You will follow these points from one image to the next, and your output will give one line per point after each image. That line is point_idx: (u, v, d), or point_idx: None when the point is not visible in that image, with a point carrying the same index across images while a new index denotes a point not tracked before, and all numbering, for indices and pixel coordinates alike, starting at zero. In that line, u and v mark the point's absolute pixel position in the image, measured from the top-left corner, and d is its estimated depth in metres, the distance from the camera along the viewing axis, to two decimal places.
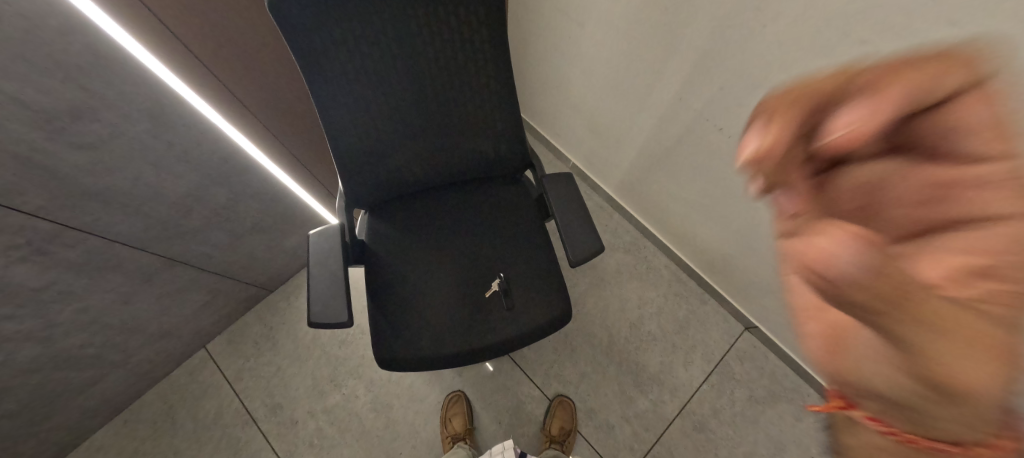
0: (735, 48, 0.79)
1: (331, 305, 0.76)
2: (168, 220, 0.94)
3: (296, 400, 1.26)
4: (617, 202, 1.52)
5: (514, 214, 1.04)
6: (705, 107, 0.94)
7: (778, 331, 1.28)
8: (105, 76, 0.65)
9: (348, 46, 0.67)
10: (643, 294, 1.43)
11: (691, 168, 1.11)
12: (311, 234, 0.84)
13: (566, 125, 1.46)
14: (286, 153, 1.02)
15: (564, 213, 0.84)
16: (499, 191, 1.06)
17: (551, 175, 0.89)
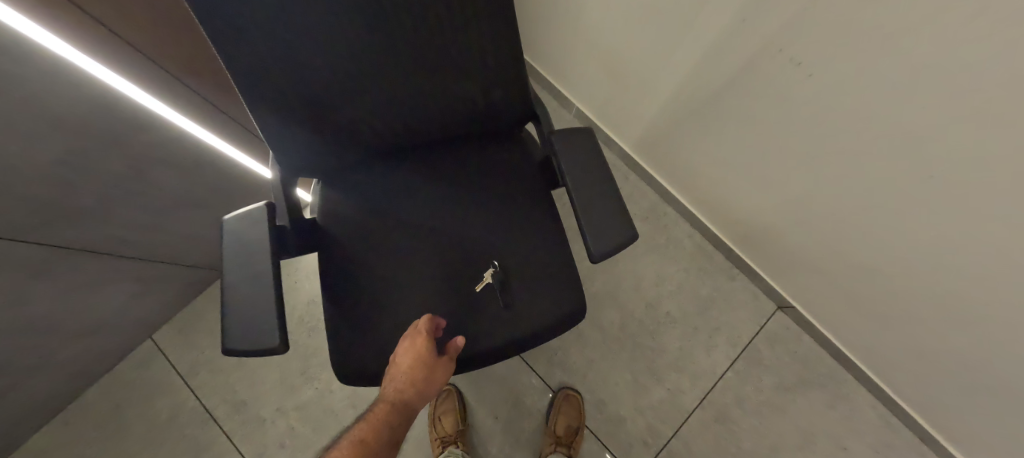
0: None
1: (256, 325, 0.53)
2: (51, 201, 0.65)
3: (262, 397, 1.10)
4: (634, 160, 1.27)
5: (512, 182, 0.80)
6: (781, 31, 0.65)
7: (818, 313, 1.10)
8: None
9: None
10: (661, 269, 1.23)
11: (743, 118, 0.85)
12: (226, 217, 0.59)
13: (575, 62, 1.15)
14: (195, 102, 0.73)
15: (583, 187, 0.60)
16: (492, 152, 0.81)
17: (563, 132, 0.63)
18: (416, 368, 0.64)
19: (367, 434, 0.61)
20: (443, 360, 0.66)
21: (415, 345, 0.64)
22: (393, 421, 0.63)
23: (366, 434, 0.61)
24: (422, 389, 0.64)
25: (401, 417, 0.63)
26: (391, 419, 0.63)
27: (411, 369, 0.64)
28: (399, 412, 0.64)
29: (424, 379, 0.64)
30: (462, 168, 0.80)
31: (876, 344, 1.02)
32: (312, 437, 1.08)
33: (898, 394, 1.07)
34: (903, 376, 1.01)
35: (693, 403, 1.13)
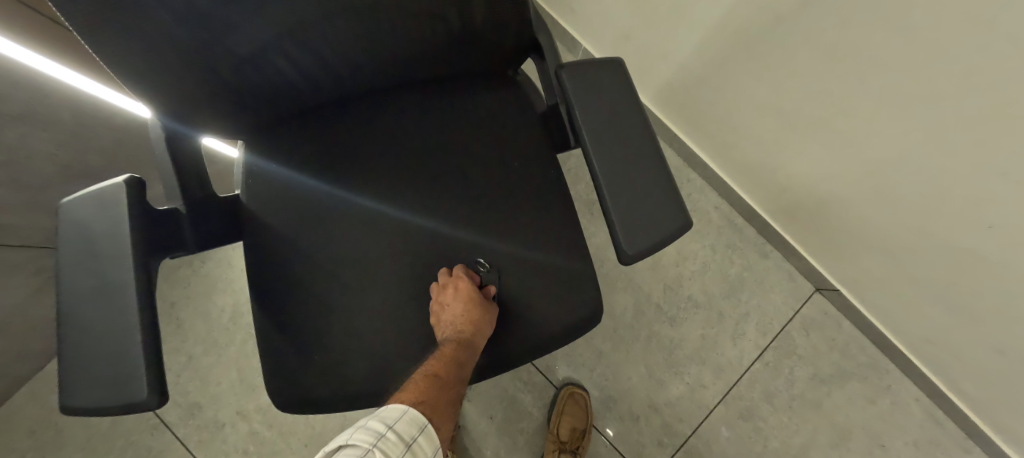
0: None
1: (111, 367, 0.34)
2: None
3: (220, 399, 0.95)
4: (655, 116, 1.05)
5: (504, 144, 0.59)
6: None
7: (869, 298, 0.94)
8: None
9: None
10: (684, 247, 1.04)
11: (818, 52, 0.62)
12: (63, 201, 0.38)
13: None
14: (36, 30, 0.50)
15: (610, 148, 0.40)
16: (476, 101, 0.59)
17: (580, 63, 0.42)
18: (472, 303, 0.52)
19: (432, 380, 0.49)
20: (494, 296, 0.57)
21: (456, 286, 0.54)
22: (457, 363, 0.52)
23: (431, 381, 0.49)
24: (484, 330, 0.54)
25: (466, 358, 0.52)
26: (455, 361, 0.51)
27: (466, 310, 0.52)
28: (463, 356, 0.52)
29: (484, 314, 0.54)
30: (437, 122, 0.59)
31: (940, 336, 0.86)
32: (281, 442, 0.94)
33: (952, 389, 0.93)
34: (967, 373, 0.86)
35: (715, 398, 0.99)
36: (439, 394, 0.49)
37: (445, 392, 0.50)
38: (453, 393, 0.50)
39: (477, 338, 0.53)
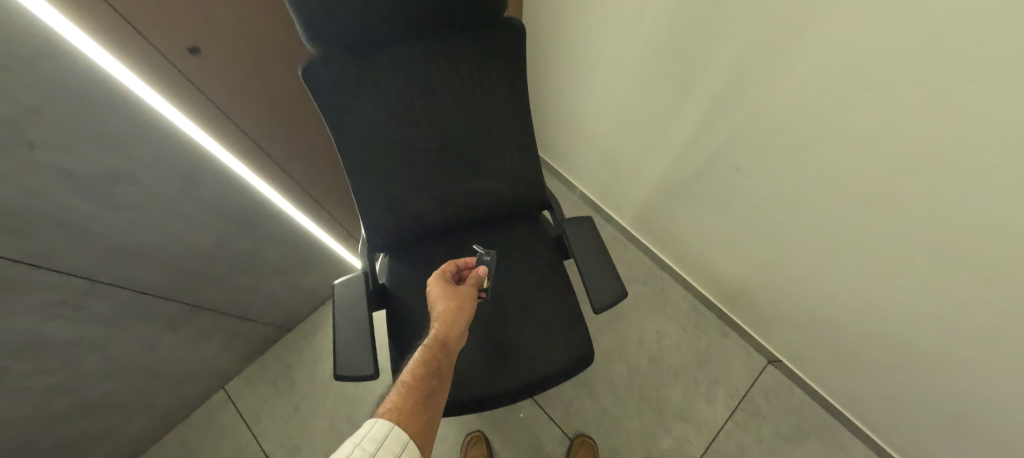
0: (752, 94, 0.81)
1: (357, 357, 0.76)
2: (197, 270, 0.96)
3: (314, 443, 1.25)
4: (631, 234, 1.53)
5: (534, 254, 1.05)
6: (721, 147, 0.96)
7: (805, 367, 1.24)
8: (146, 143, 0.70)
9: (368, 98, 0.73)
10: (662, 327, 1.41)
11: (709, 204, 1.12)
12: (336, 283, 0.85)
13: (580, 159, 1.50)
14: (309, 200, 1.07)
15: (587, 259, 0.86)
16: (518, 231, 1.08)
17: (571, 221, 0.92)
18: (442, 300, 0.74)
19: (404, 383, 0.66)
20: (461, 290, 0.76)
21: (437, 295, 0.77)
22: (428, 358, 0.69)
23: (402, 384, 0.65)
24: (448, 323, 0.72)
25: (437, 354, 0.69)
26: (426, 358, 0.69)
27: (440, 308, 0.74)
28: (433, 352, 0.69)
29: (450, 311, 0.73)
30: (496, 242, 1.06)
31: (856, 394, 1.15)
32: None
33: (886, 443, 1.18)
34: (885, 423, 1.13)
35: (698, 451, 1.24)
36: (404, 392, 0.64)
37: (413, 389, 0.65)
38: (421, 388, 0.65)
39: (440, 333, 0.71)
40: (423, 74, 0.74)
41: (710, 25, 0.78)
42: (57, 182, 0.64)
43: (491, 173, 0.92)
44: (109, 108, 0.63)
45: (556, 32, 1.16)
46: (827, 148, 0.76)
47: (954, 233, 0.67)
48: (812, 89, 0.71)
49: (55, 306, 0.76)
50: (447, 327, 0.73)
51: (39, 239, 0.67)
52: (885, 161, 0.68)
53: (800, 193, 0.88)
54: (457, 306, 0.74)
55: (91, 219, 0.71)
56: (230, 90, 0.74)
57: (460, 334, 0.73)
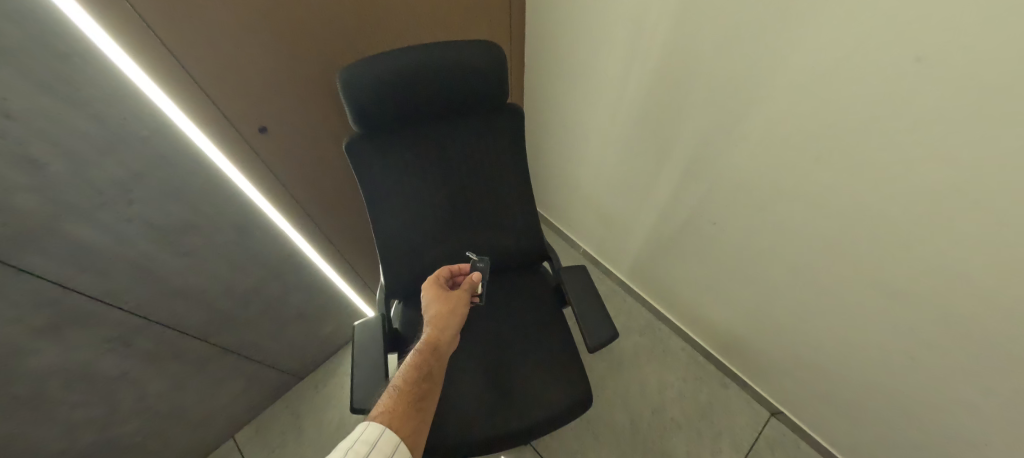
0: (716, 159, 0.97)
1: (371, 392, 0.84)
2: (231, 313, 1.07)
3: None
4: (628, 286, 1.63)
5: (535, 301, 1.14)
6: (697, 204, 1.10)
7: (807, 419, 1.24)
8: (213, 200, 0.87)
9: (395, 163, 0.89)
10: (662, 378, 1.44)
11: (694, 256, 1.23)
12: (356, 325, 0.96)
13: (578, 217, 1.65)
14: (335, 252, 1.19)
15: (581, 303, 0.97)
16: (520, 280, 1.18)
17: (567, 269, 1.04)
18: (434, 304, 0.85)
19: (396, 388, 0.72)
20: (452, 297, 0.87)
21: (427, 299, 0.87)
22: (420, 360, 0.77)
23: (394, 388, 0.72)
24: (440, 326, 0.82)
25: (429, 355, 0.78)
26: (420, 359, 0.77)
27: (433, 313, 0.85)
28: (427, 352, 0.78)
29: (443, 313, 0.84)
30: (500, 290, 1.17)
31: (860, 446, 1.14)
32: None
33: None
34: None
35: None
36: (397, 395, 0.71)
37: (407, 390, 0.72)
38: (414, 388, 0.72)
39: (432, 337, 0.80)
40: (441, 146, 0.91)
41: (675, 107, 0.98)
42: (140, 231, 0.80)
43: (496, 228, 1.04)
44: (190, 172, 0.80)
45: (552, 111, 1.39)
46: (783, 202, 0.90)
47: (902, 273, 0.77)
48: (763, 153, 0.86)
49: (110, 341, 0.86)
50: (438, 331, 0.82)
51: (115, 279, 0.81)
52: (832, 212, 0.81)
53: (767, 243, 0.99)
54: (448, 310, 0.85)
55: (160, 264, 0.86)
56: (285, 159, 0.91)
57: (450, 337, 0.82)
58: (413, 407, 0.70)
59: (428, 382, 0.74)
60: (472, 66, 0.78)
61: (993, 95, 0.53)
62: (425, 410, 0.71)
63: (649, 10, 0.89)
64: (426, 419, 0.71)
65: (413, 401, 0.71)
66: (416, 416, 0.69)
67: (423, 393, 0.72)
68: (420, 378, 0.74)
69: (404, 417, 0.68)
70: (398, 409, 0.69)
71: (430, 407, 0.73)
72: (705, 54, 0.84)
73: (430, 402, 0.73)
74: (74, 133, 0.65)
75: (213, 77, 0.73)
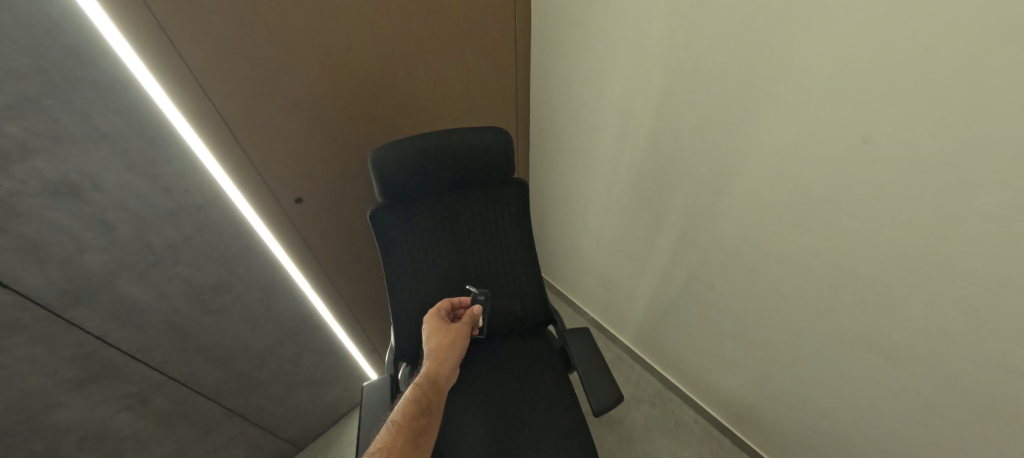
0: (706, 227, 1.05)
1: None
2: (245, 373, 1.09)
3: None
4: (635, 353, 1.61)
5: (541, 363, 1.12)
6: (694, 269, 1.15)
7: None
8: (247, 262, 0.95)
9: (413, 229, 0.98)
10: (676, 454, 1.36)
11: (696, 321, 1.25)
12: (364, 386, 0.98)
13: (583, 282, 1.70)
14: (348, 314, 1.24)
15: (585, 365, 0.99)
16: (526, 343, 1.18)
17: (572, 332, 1.07)
18: (435, 337, 0.93)
19: (394, 423, 0.77)
20: (452, 330, 0.95)
21: (427, 331, 0.94)
22: (419, 392, 0.83)
23: (392, 423, 0.77)
24: (440, 359, 0.90)
25: (429, 387, 0.85)
26: (420, 391, 0.83)
27: (433, 346, 0.92)
28: (427, 383, 0.85)
29: (443, 347, 0.92)
30: (506, 352, 1.15)
31: None
32: None
33: None
34: None
35: None
36: (396, 430, 0.75)
37: (406, 423, 0.77)
38: (413, 421, 0.77)
39: (431, 371, 0.87)
40: (455, 214, 1.01)
41: (663, 181, 1.09)
42: (180, 289, 0.87)
43: (502, 290, 1.10)
44: (233, 236, 0.90)
45: (554, 184, 1.52)
46: (771, 267, 0.96)
47: (894, 333, 0.80)
48: (749, 220, 0.94)
49: (130, 398, 0.90)
50: (436, 365, 0.89)
51: (148, 335, 0.87)
52: (819, 274, 0.87)
53: (763, 306, 1.03)
54: (447, 343, 0.92)
55: (191, 322, 0.92)
56: (315, 225, 1.01)
57: (448, 370, 0.90)
58: (414, 437, 0.76)
59: (427, 413, 0.80)
60: (481, 146, 0.91)
61: (932, 168, 0.64)
62: (425, 441, 0.77)
63: (634, 102, 1.05)
64: (426, 449, 0.76)
65: (413, 430, 0.76)
66: (415, 446, 0.75)
67: (422, 424, 0.78)
68: (419, 410, 0.79)
69: (404, 448, 0.73)
70: (398, 440, 0.74)
71: (430, 437, 0.78)
72: (685, 137, 0.98)
73: (429, 433, 0.78)
74: (145, 202, 0.76)
75: (267, 159, 0.86)
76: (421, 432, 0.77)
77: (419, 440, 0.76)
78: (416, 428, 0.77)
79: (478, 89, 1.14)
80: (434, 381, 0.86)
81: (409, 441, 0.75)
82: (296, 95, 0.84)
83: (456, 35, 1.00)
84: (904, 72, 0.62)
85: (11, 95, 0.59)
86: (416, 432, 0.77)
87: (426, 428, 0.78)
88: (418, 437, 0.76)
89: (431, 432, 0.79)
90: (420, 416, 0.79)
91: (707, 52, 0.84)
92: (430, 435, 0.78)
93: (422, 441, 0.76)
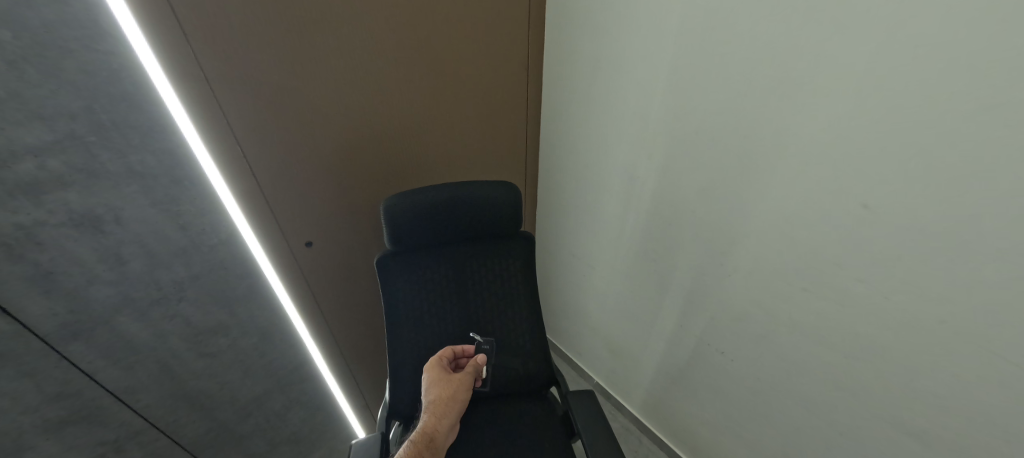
0: (715, 290, 1.03)
1: None
2: (228, 425, 1.03)
3: None
4: (643, 424, 1.50)
5: (542, 430, 1.05)
6: (703, 333, 1.11)
7: None
8: (249, 304, 0.95)
9: (417, 278, 0.98)
10: None
11: (707, 391, 1.18)
12: (353, 443, 0.92)
13: (589, 344, 1.63)
14: (344, 367, 1.19)
15: (590, 432, 0.92)
16: (527, 406, 1.11)
17: (575, 395, 1.02)
18: (435, 389, 0.88)
19: None
20: (454, 379, 0.90)
21: (428, 381, 0.89)
22: (414, 451, 0.77)
23: None
24: (439, 415, 0.85)
25: (424, 446, 0.79)
26: (415, 450, 0.77)
27: (433, 400, 0.87)
28: (423, 442, 0.80)
29: (442, 401, 0.87)
30: (505, 415, 1.08)
31: None
32: None
33: None
34: None
35: None
36: None
37: None
38: None
39: (429, 428, 0.82)
40: (461, 264, 1.01)
41: (668, 242, 1.10)
42: (178, 329, 0.86)
43: (505, 346, 1.06)
44: (239, 275, 0.91)
45: (561, 241, 1.53)
46: (783, 334, 0.92)
47: (917, 407, 0.76)
48: (757, 283, 0.93)
49: (105, 444, 0.85)
50: (434, 420, 0.84)
51: (138, 376, 0.85)
52: (834, 344, 0.84)
53: (776, 376, 0.97)
54: (447, 396, 0.87)
55: (183, 366, 0.90)
56: (322, 270, 1.01)
57: (447, 427, 0.85)
58: None
59: None
60: (491, 198, 0.93)
61: (938, 235, 0.65)
62: None
63: (638, 165, 1.10)
64: None
65: None
66: None
67: None
68: None
69: None
70: None
71: None
72: (688, 200, 1.00)
73: None
74: (161, 238, 0.79)
75: (285, 201, 0.89)
76: None
77: None
78: None
79: (489, 144, 1.20)
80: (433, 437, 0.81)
81: None
82: (319, 141, 0.89)
83: (473, 97, 1.09)
84: (897, 141, 0.65)
85: (60, 132, 0.64)
86: None
87: None
88: None
89: None
90: None
91: (708, 122, 0.90)
92: None
93: None
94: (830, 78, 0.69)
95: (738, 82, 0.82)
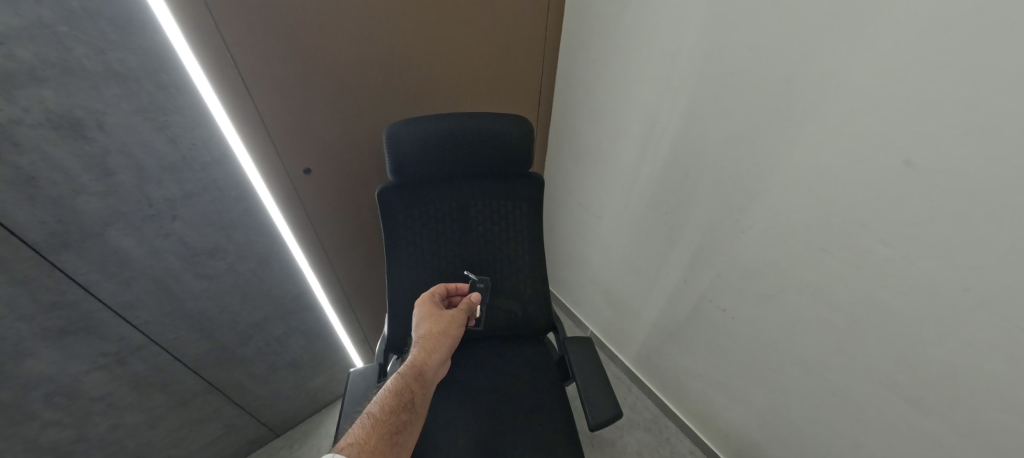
0: (725, 247, 1.00)
1: None
2: (229, 347, 1.05)
3: None
4: (634, 374, 1.55)
5: (537, 372, 1.06)
6: (706, 289, 1.09)
7: None
8: (245, 229, 0.92)
9: (418, 212, 0.95)
10: None
11: (702, 346, 1.19)
12: (352, 371, 0.93)
13: (588, 294, 1.65)
14: (343, 297, 1.20)
15: (585, 376, 0.94)
16: (523, 348, 1.12)
17: (573, 340, 1.02)
18: (424, 326, 0.87)
19: (371, 415, 0.71)
20: (444, 316, 0.90)
21: (418, 317, 0.89)
22: (402, 383, 0.77)
23: (369, 415, 0.71)
24: (429, 349, 0.84)
25: (413, 378, 0.78)
26: (403, 382, 0.77)
27: (422, 336, 0.86)
28: (413, 374, 0.79)
29: (432, 337, 0.86)
30: (502, 356, 1.10)
31: None
32: None
33: None
34: None
35: None
36: (371, 425, 0.69)
37: (386, 419, 0.70)
38: (392, 420, 0.70)
39: (420, 362, 0.81)
40: (463, 202, 0.97)
41: (682, 195, 1.06)
42: (174, 249, 0.84)
43: (505, 289, 1.05)
44: (234, 199, 0.87)
45: (569, 190, 1.49)
46: (791, 294, 0.90)
47: (921, 373, 0.75)
48: (771, 240, 0.89)
49: (107, 357, 0.85)
50: (424, 355, 0.83)
51: (136, 293, 0.84)
52: (845, 307, 0.82)
53: (777, 336, 0.97)
54: (438, 332, 0.87)
55: (181, 286, 0.89)
56: (320, 198, 0.99)
57: (438, 362, 0.84)
58: (393, 431, 0.69)
59: (410, 408, 0.74)
60: (499, 134, 0.87)
61: (983, 199, 0.60)
62: (405, 436, 0.70)
63: (661, 109, 1.02)
64: (404, 444, 0.69)
65: (391, 425, 0.70)
66: (391, 439, 0.68)
67: (403, 419, 0.72)
68: (400, 403, 0.73)
69: (375, 445, 0.66)
70: (370, 435, 0.67)
71: (413, 432, 0.72)
72: (710, 151, 0.94)
73: (412, 429, 0.72)
74: (149, 151, 0.74)
75: (279, 121, 0.84)
76: (400, 428, 0.70)
77: (398, 434, 0.69)
78: (395, 422, 0.70)
79: (502, 77, 1.11)
80: (422, 369, 0.80)
81: (387, 439, 0.68)
82: (316, 58, 0.82)
83: (488, 21, 0.99)
84: (960, 90, 0.58)
85: (27, 19, 0.57)
86: (395, 427, 0.70)
87: (409, 424, 0.72)
88: (395, 430, 0.70)
89: (412, 427, 0.72)
90: (401, 411, 0.72)
91: (746, 63, 0.81)
92: (411, 431, 0.71)
93: (401, 436, 0.70)
94: (897, 12, 0.61)
95: (786, 17, 0.73)
